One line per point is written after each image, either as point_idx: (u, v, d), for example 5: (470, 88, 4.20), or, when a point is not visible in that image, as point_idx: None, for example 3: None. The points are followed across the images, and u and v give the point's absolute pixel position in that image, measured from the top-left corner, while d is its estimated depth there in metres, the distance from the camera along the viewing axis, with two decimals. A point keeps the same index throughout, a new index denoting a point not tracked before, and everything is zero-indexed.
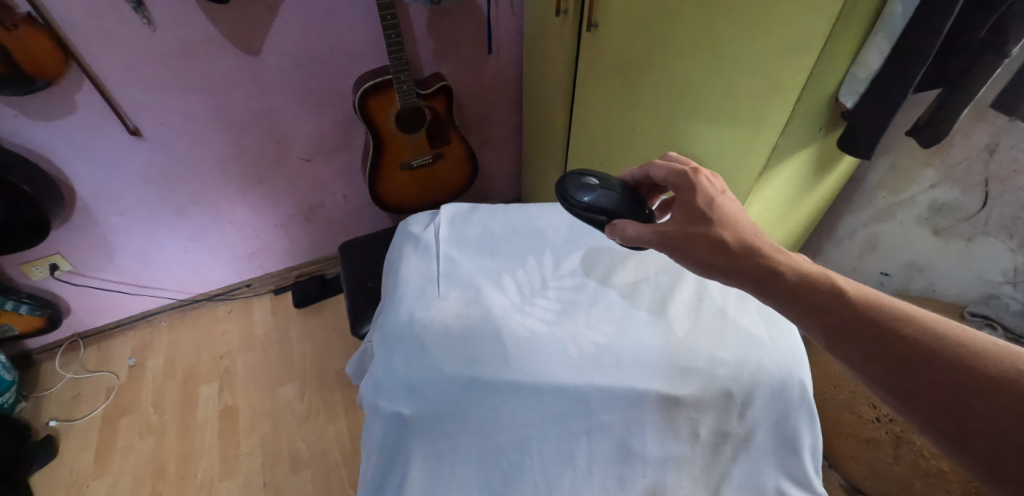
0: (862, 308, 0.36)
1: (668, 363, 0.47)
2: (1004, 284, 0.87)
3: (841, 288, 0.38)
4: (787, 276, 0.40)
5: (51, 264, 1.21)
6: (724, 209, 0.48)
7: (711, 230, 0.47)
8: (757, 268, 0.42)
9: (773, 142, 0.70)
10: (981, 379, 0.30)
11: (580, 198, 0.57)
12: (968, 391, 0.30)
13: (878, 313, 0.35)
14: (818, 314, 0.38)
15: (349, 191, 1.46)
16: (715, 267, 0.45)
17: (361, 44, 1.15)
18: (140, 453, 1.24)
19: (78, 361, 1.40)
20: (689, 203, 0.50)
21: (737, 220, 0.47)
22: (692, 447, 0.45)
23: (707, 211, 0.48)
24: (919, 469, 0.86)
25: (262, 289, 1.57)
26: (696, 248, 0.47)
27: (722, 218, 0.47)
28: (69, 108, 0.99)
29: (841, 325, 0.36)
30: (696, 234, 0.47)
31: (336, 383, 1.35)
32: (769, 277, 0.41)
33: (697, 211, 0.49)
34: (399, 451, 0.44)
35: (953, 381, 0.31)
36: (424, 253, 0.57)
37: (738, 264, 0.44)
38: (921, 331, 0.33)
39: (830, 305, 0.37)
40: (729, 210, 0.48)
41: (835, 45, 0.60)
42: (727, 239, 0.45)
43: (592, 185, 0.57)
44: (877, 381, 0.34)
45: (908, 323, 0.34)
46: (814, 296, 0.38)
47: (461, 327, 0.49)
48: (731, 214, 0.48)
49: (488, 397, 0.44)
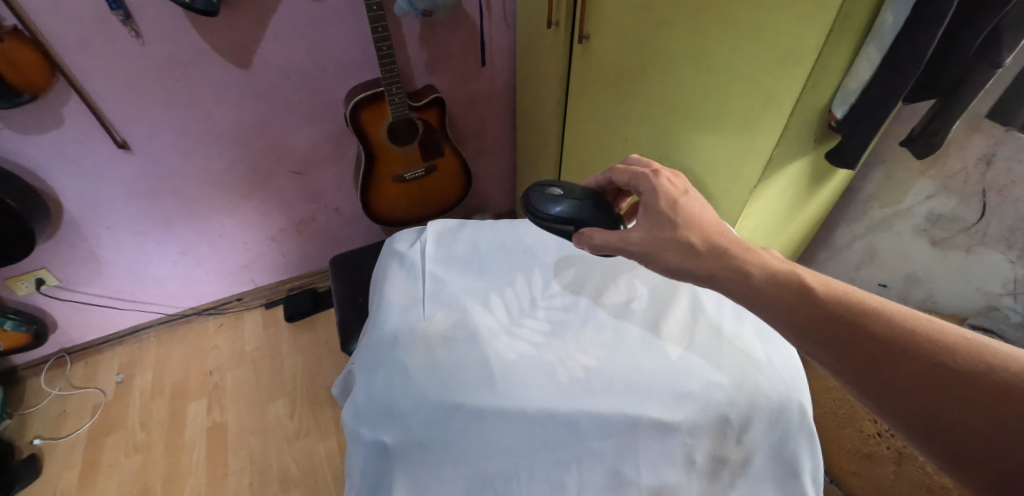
0: (830, 306, 0.36)
1: (662, 386, 0.45)
2: (1003, 296, 0.85)
3: (808, 284, 0.38)
4: (756, 277, 0.41)
5: (37, 279, 1.19)
6: (688, 209, 0.49)
7: (677, 233, 0.47)
8: (727, 270, 0.42)
9: (769, 154, 0.68)
10: (944, 371, 0.31)
11: (546, 210, 0.57)
12: (935, 385, 0.31)
13: (845, 310, 0.36)
14: (789, 314, 0.38)
15: (342, 204, 1.44)
16: (685, 271, 0.46)
17: (352, 56, 1.14)
18: (126, 473, 1.20)
19: (64, 377, 1.37)
20: (653, 207, 0.51)
21: (702, 220, 0.48)
22: (688, 473, 0.43)
23: (671, 214, 0.49)
24: (923, 486, 0.83)
25: (252, 303, 1.54)
26: (664, 253, 0.47)
27: (687, 218, 0.48)
28: (56, 122, 0.97)
29: (813, 327, 0.36)
30: (663, 238, 0.48)
31: (327, 400, 1.33)
32: (741, 278, 0.41)
33: (661, 215, 0.50)
34: (379, 481, 0.41)
35: (920, 373, 0.31)
36: (410, 272, 0.55)
37: (708, 264, 0.44)
38: (888, 326, 0.34)
39: (801, 305, 0.37)
40: (692, 209, 0.49)
41: (829, 54, 0.59)
42: (695, 242, 0.46)
43: (557, 196, 0.58)
44: (848, 379, 0.34)
45: (875, 318, 0.34)
46: (784, 295, 0.39)
47: (448, 351, 0.47)
48: (694, 214, 0.49)
49: (474, 424, 0.42)
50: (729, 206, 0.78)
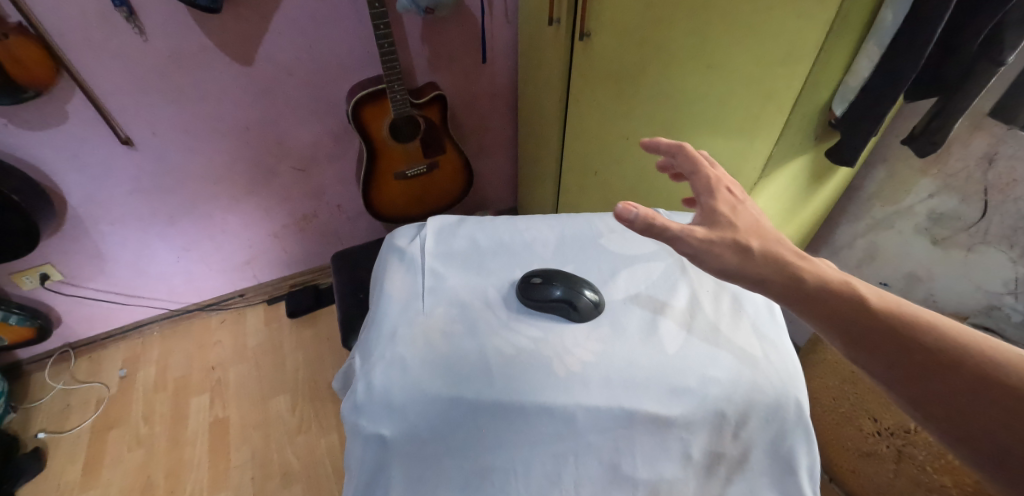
0: (887, 318, 0.34)
1: (660, 381, 0.45)
2: (1005, 295, 0.84)
3: (863, 294, 0.36)
4: (809, 283, 0.38)
5: (42, 274, 1.19)
6: (749, 217, 0.44)
7: (735, 235, 0.42)
8: (780, 273, 0.39)
9: (768, 151, 0.71)
10: (1005, 392, 0.30)
11: (550, 294, 0.49)
12: (994, 405, 0.30)
13: (901, 323, 0.34)
14: (840, 321, 0.36)
15: (344, 200, 1.45)
16: (741, 273, 0.41)
17: (355, 53, 1.14)
18: (129, 466, 1.21)
19: (68, 371, 1.38)
20: (710, 206, 0.45)
21: (760, 227, 0.43)
22: (685, 468, 0.44)
23: (730, 217, 0.44)
24: (922, 484, 0.84)
25: (255, 299, 1.55)
26: (719, 253, 0.42)
27: (746, 224, 0.43)
28: (60, 118, 0.98)
29: (864, 331, 0.35)
30: (720, 237, 0.42)
31: (329, 395, 1.33)
32: (791, 282, 0.38)
33: (720, 217, 0.44)
34: (379, 471, 0.42)
35: (978, 392, 0.30)
36: (410, 267, 0.55)
37: (759, 267, 0.40)
38: (947, 343, 0.32)
39: (852, 314, 0.35)
40: (750, 215, 0.44)
41: (830, 52, 0.61)
42: (750, 243, 0.41)
43: (545, 280, 0.51)
44: (898, 391, 0.33)
45: (933, 334, 0.33)
46: (836, 302, 0.36)
47: (447, 345, 0.47)
48: (753, 219, 0.44)
49: (472, 417, 0.43)
50: None
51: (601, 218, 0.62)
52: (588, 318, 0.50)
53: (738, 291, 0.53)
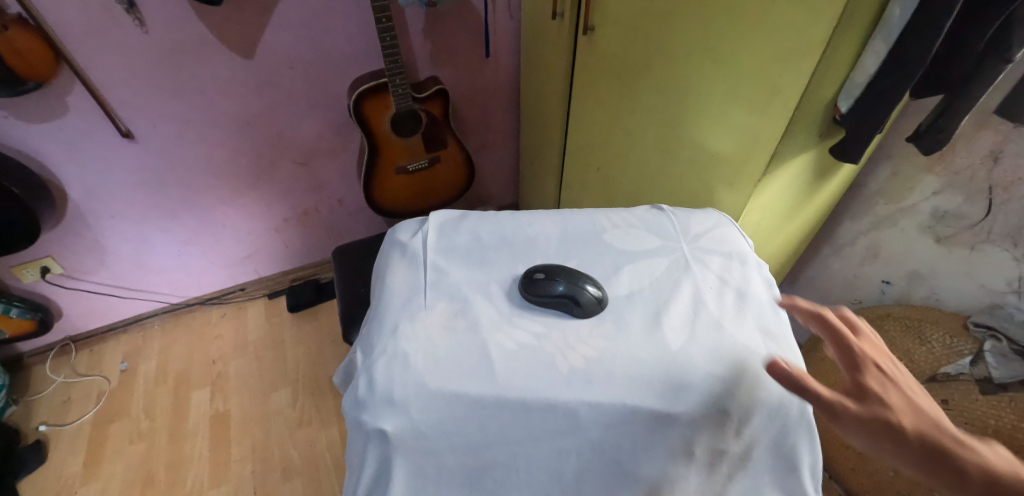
0: None
1: (663, 377, 0.44)
2: (1008, 293, 0.84)
3: None
4: (975, 480, 0.35)
5: (43, 267, 1.19)
6: (903, 392, 0.40)
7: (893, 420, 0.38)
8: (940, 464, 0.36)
9: (773, 149, 0.68)
10: None
11: (552, 290, 0.49)
12: None
13: None
14: None
15: (345, 195, 1.44)
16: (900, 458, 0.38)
17: (356, 46, 1.14)
18: (130, 459, 1.21)
19: (69, 364, 1.38)
20: (860, 382, 0.41)
21: (918, 406, 0.39)
22: (686, 465, 0.45)
23: (883, 394, 0.40)
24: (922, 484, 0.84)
25: (256, 294, 1.55)
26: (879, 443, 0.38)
27: (902, 402, 0.40)
28: (61, 110, 0.98)
29: None
30: (880, 426, 0.38)
31: (329, 389, 1.34)
32: (917, 452, 0.37)
33: (875, 396, 0.40)
34: (382, 466, 0.42)
35: None
36: (412, 262, 0.55)
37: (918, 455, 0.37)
38: None
39: None
40: (907, 391, 0.40)
41: (836, 49, 0.58)
42: (904, 424, 0.38)
43: (548, 276, 0.50)
44: None
45: None
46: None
47: (448, 341, 0.46)
48: (907, 396, 0.40)
49: (474, 413, 0.42)
50: (732, 200, 0.79)
51: (604, 214, 0.62)
52: (591, 314, 0.50)
53: (741, 288, 0.53)
